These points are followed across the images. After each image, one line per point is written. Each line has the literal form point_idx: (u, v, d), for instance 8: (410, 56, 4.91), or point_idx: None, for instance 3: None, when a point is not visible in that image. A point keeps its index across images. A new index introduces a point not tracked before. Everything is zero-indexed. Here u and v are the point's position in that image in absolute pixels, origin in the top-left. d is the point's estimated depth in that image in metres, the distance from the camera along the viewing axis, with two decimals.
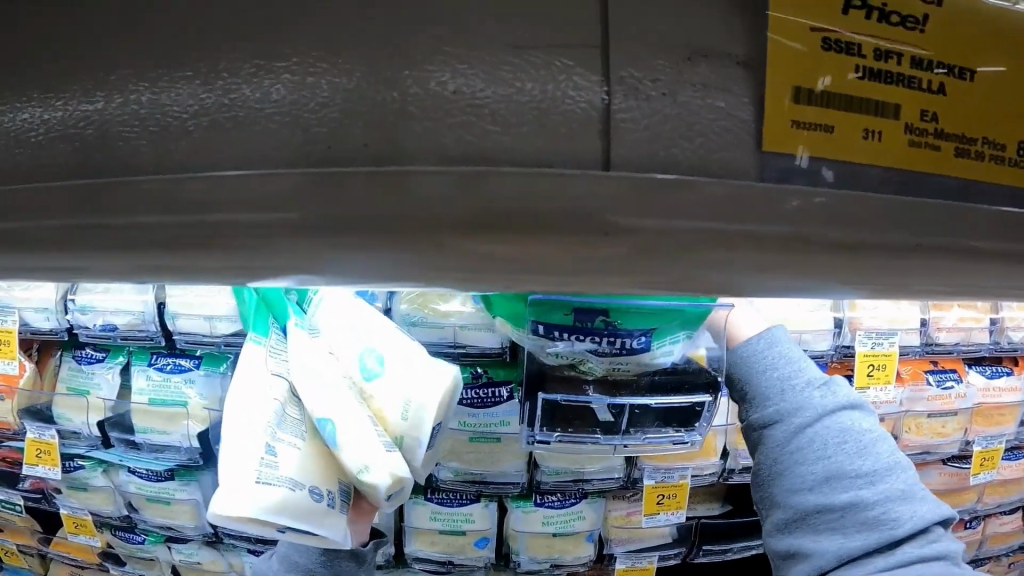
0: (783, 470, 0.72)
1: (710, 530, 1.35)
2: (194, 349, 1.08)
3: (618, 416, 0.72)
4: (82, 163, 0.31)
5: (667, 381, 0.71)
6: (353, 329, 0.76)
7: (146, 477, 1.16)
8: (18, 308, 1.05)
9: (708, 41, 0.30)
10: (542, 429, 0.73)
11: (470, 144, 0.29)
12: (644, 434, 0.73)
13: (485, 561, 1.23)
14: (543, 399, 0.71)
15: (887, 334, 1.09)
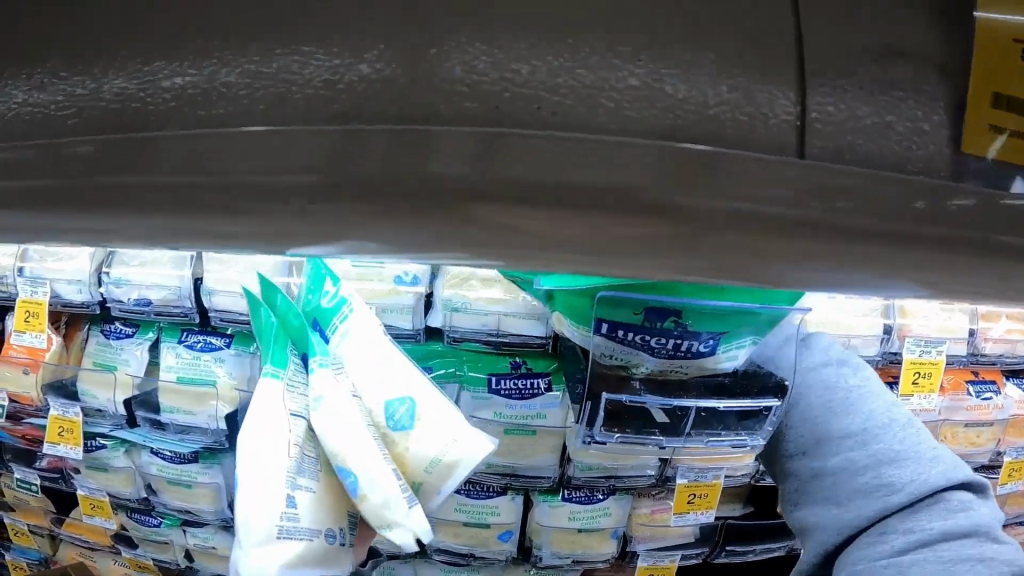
0: (786, 441, 0.78)
1: (736, 529, 1.35)
2: (226, 328, 1.07)
3: (680, 419, 0.70)
4: (200, 112, 0.29)
5: (734, 382, 0.70)
6: (380, 365, 0.70)
7: (169, 459, 1.15)
8: (50, 280, 1.06)
9: (886, 28, 0.28)
10: (600, 429, 0.71)
11: (631, 113, 0.27)
12: (706, 437, 0.72)
13: (506, 555, 1.22)
14: (606, 399, 0.68)
15: (937, 343, 1.09)
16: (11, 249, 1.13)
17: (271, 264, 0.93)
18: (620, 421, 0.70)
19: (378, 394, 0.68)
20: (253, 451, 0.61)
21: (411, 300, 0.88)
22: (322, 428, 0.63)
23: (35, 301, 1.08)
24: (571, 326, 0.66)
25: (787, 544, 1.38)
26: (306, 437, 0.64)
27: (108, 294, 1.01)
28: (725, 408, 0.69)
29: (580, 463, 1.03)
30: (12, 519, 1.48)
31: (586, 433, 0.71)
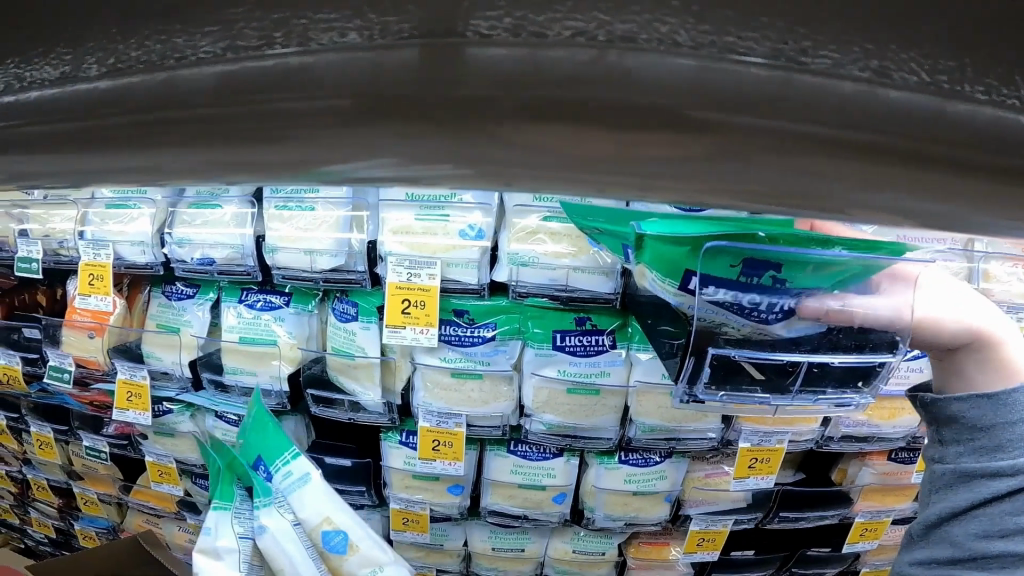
0: (966, 510, 0.63)
1: (791, 496, 1.33)
2: (283, 287, 1.06)
3: (788, 375, 0.67)
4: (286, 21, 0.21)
5: (854, 340, 0.66)
6: (327, 496, 0.86)
7: (233, 422, 1.18)
8: (114, 242, 1.08)
9: None
10: (704, 388, 0.68)
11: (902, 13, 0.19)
12: (816, 395, 0.69)
13: (559, 517, 1.21)
14: (713, 353, 0.66)
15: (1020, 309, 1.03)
16: (75, 212, 1.16)
17: (334, 221, 0.93)
18: (723, 379, 0.67)
19: (317, 524, 0.84)
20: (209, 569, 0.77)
21: (476, 254, 0.88)
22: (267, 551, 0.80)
23: (99, 264, 1.10)
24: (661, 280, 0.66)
25: (840, 514, 1.39)
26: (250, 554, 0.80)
27: (171, 254, 1.04)
28: (839, 364, 0.66)
29: (642, 425, 1.01)
30: (82, 488, 1.54)
31: (686, 392, 0.69)
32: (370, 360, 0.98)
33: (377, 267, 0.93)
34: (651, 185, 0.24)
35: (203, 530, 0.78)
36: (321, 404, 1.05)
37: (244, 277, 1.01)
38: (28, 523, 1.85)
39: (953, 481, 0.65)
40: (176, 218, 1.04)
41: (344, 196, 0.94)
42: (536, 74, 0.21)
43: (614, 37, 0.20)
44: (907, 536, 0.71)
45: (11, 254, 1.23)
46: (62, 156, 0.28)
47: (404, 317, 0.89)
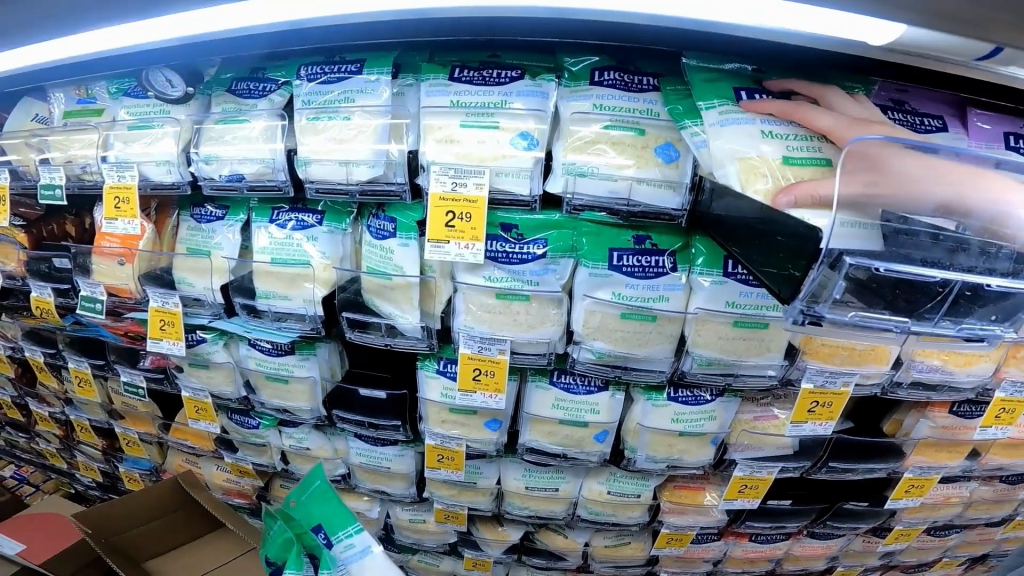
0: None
1: (843, 445, 1.27)
2: (316, 205, 1.02)
3: (930, 299, 0.67)
4: None
5: (1009, 264, 0.66)
6: (382, 565, 1.10)
7: (267, 351, 1.15)
8: (140, 162, 1.02)
9: None
10: (829, 305, 0.65)
11: None
12: (957, 323, 0.68)
13: (599, 458, 1.17)
14: (852, 264, 0.64)
15: None
16: (96, 136, 1.10)
17: (368, 131, 0.85)
18: (853, 298, 0.66)
19: None
20: None
21: (530, 163, 0.80)
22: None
23: (125, 186, 1.05)
24: (716, 107, 0.79)
25: (889, 467, 1.32)
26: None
27: (198, 173, 0.99)
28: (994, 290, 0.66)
29: (699, 358, 0.94)
30: (123, 428, 1.55)
31: (803, 309, 0.65)
32: (410, 280, 0.93)
33: (419, 177, 0.86)
34: None
35: None
36: (355, 329, 1.00)
37: (276, 193, 0.94)
38: (75, 467, 1.90)
39: None
40: (203, 135, 0.98)
41: (382, 104, 0.87)
42: None
43: None
44: None
45: (34, 182, 1.18)
46: None
47: (448, 231, 0.82)
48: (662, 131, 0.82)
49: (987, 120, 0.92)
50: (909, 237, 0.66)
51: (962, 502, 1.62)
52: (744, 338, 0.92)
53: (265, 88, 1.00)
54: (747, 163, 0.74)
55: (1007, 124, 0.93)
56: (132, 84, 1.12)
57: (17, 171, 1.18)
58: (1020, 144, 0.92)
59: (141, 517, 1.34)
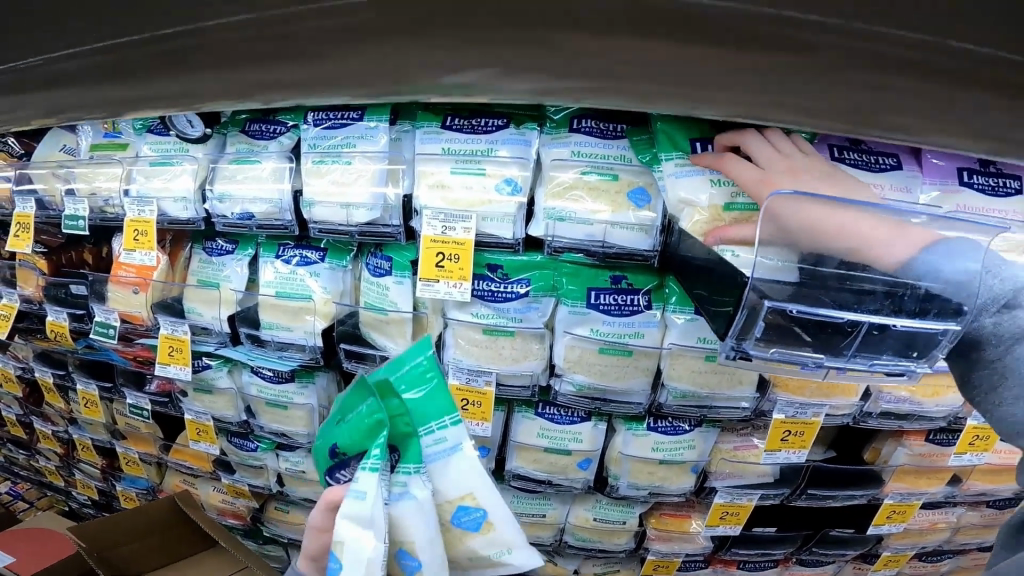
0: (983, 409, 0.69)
1: (822, 474, 1.31)
2: (319, 242, 1.10)
3: (843, 337, 0.71)
4: None
5: (915, 304, 0.69)
6: (481, 483, 0.74)
7: (268, 378, 1.21)
8: (157, 199, 1.09)
9: None
10: (753, 342, 0.72)
11: None
12: (871, 361, 0.71)
13: (583, 484, 1.21)
14: (767, 308, 0.70)
15: None
16: (118, 170, 1.18)
17: (367, 176, 0.93)
18: (772, 337, 0.71)
19: (465, 502, 0.74)
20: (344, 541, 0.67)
21: (513, 208, 0.88)
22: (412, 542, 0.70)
23: (144, 220, 1.11)
24: (673, 160, 0.88)
25: (870, 494, 1.36)
26: (388, 527, 0.69)
27: (211, 211, 1.06)
28: (901, 329, 0.69)
29: (674, 391, 1.00)
30: (125, 448, 1.59)
31: (733, 347, 0.73)
32: (404, 315, 1.00)
33: (412, 221, 0.93)
34: None
35: (344, 512, 0.67)
36: (353, 359, 1.07)
37: (282, 232, 1.02)
38: (73, 485, 1.94)
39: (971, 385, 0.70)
40: (216, 173, 1.05)
41: (381, 151, 0.95)
42: None
43: None
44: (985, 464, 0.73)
45: (58, 212, 1.27)
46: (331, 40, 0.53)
47: (438, 271, 0.90)
48: (635, 176, 0.90)
49: (943, 156, 1.00)
50: (818, 280, 0.72)
51: (949, 528, 1.64)
52: (715, 371, 0.98)
53: (275, 130, 1.07)
54: (691, 207, 0.86)
55: (962, 159, 1.00)
56: (154, 123, 1.21)
57: (43, 201, 1.27)
58: (973, 178, 1.00)
59: (136, 534, 1.39)
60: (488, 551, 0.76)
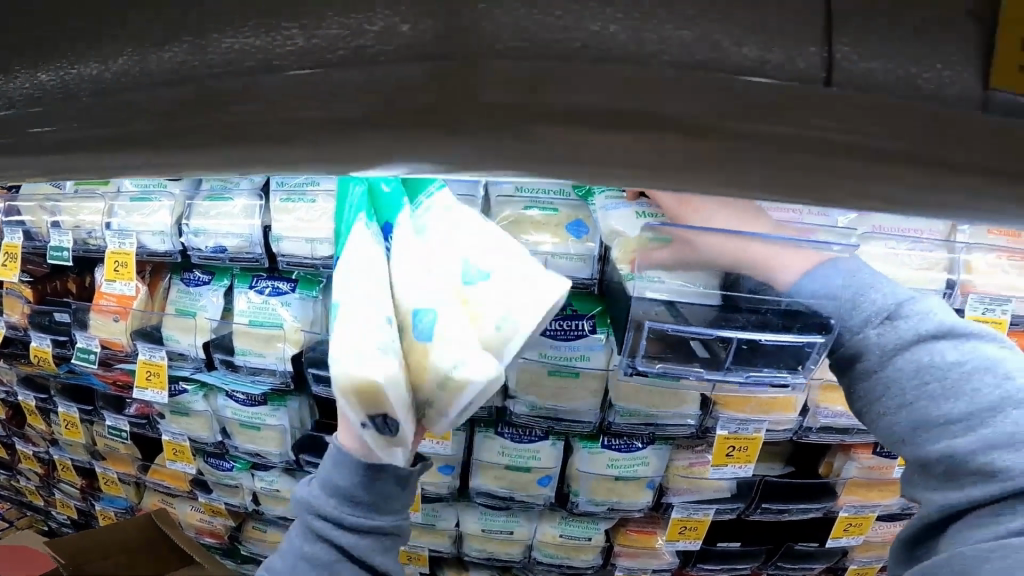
0: (870, 418, 0.74)
1: (774, 486, 1.37)
2: (290, 274, 1.17)
3: (722, 352, 0.84)
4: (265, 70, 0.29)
5: (778, 318, 0.81)
6: (477, 235, 0.71)
7: (242, 401, 1.26)
8: (137, 233, 1.16)
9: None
10: (642, 360, 0.85)
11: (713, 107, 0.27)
12: (748, 372, 0.84)
13: (544, 500, 1.27)
14: (648, 328, 0.83)
15: (1001, 301, 1.12)
16: (102, 205, 1.25)
17: (331, 212, 1.01)
18: (658, 353, 0.84)
19: (456, 263, 0.69)
20: (352, 274, 0.65)
21: None
22: (433, 348, 0.61)
23: (125, 252, 1.18)
24: (605, 193, 0.96)
25: (826, 507, 1.42)
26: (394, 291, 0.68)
27: (188, 244, 1.13)
28: (769, 343, 0.81)
29: (621, 410, 1.08)
30: (104, 468, 1.63)
31: (629, 364, 0.86)
32: None
33: None
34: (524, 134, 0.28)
35: (350, 239, 0.69)
36: (321, 383, 1.13)
37: (253, 264, 1.09)
38: (53, 505, 1.96)
39: (855, 393, 0.76)
40: (193, 210, 1.12)
41: (343, 189, 1.02)
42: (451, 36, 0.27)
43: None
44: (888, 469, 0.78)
45: (44, 243, 1.33)
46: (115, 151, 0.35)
47: None
48: (573, 210, 0.98)
49: None
50: (694, 304, 0.84)
51: None
52: (659, 390, 1.06)
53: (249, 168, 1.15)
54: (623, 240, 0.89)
55: None
56: None
57: (30, 232, 1.33)
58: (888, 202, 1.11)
59: (103, 551, 1.41)
60: (487, 332, 0.64)
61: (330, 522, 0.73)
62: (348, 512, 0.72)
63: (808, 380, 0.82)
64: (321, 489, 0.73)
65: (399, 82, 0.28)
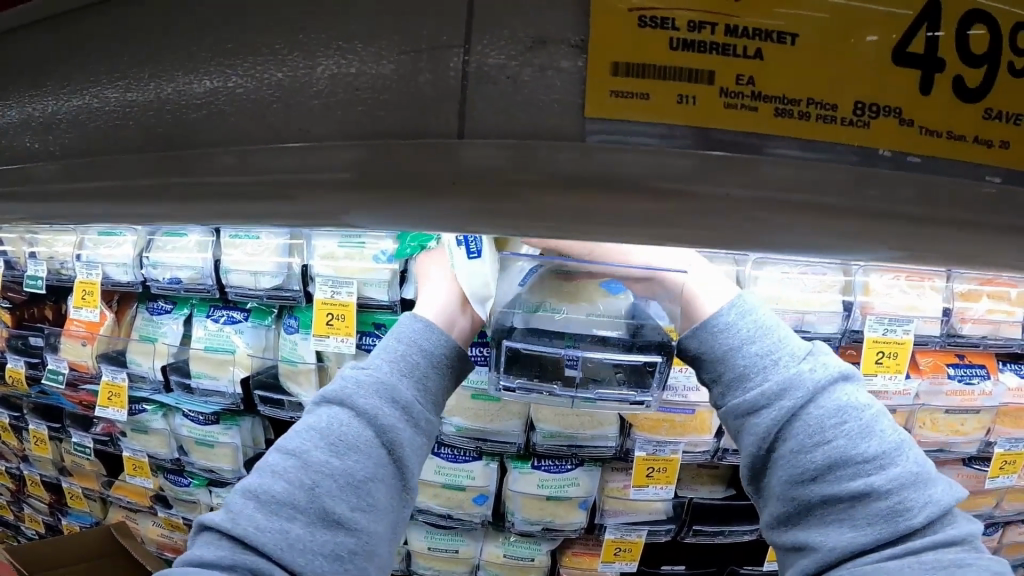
0: (779, 459, 0.71)
1: (708, 509, 1.42)
2: (244, 304, 1.27)
3: (571, 372, 0.89)
4: (127, 145, 0.39)
5: (621, 341, 0.88)
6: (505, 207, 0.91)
7: (196, 420, 1.34)
8: (103, 264, 1.26)
9: (608, 27, 0.31)
10: (506, 375, 0.91)
11: (436, 161, 0.33)
12: (597, 390, 0.90)
13: (481, 519, 1.34)
14: (506, 346, 0.88)
15: (902, 322, 1.20)
16: (74, 238, 1.36)
17: (274, 247, 1.11)
18: (517, 368, 0.91)
19: None
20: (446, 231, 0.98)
21: (387, 275, 1.05)
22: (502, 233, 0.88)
23: (90, 281, 1.28)
24: None
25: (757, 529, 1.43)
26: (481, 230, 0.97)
27: (148, 275, 1.24)
28: (608, 360, 0.88)
29: (543, 431, 1.17)
30: (71, 484, 1.71)
31: (495, 379, 0.91)
32: (309, 366, 1.16)
33: (309, 286, 1.10)
34: (301, 195, 0.36)
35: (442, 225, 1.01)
36: (268, 404, 1.21)
37: (205, 294, 1.19)
38: (22, 521, 2.02)
39: (753, 431, 0.73)
40: (153, 244, 1.23)
41: (283, 228, 1.11)
42: (241, 122, 0.36)
43: (280, 74, 0.34)
44: (756, 506, 0.78)
45: (22, 272, 1.44)
46: (25, 204, 0.44)
47: (328, 328, 1.07)
48: None
49: None
50: (543, 333, 0.89)
51: None
52: (576, 414, 1.15)
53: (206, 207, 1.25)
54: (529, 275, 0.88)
55: None
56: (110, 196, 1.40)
57: (10, 261, 1.45)
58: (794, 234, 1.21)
59: (55, 561, 1.48)
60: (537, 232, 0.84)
61: (393, 408, 0.77)
62: (416, 400, 0.80)
63: (655, 399, 0.88)
64: (394, 373, 0.80)
65: (207, 154, 0.37)
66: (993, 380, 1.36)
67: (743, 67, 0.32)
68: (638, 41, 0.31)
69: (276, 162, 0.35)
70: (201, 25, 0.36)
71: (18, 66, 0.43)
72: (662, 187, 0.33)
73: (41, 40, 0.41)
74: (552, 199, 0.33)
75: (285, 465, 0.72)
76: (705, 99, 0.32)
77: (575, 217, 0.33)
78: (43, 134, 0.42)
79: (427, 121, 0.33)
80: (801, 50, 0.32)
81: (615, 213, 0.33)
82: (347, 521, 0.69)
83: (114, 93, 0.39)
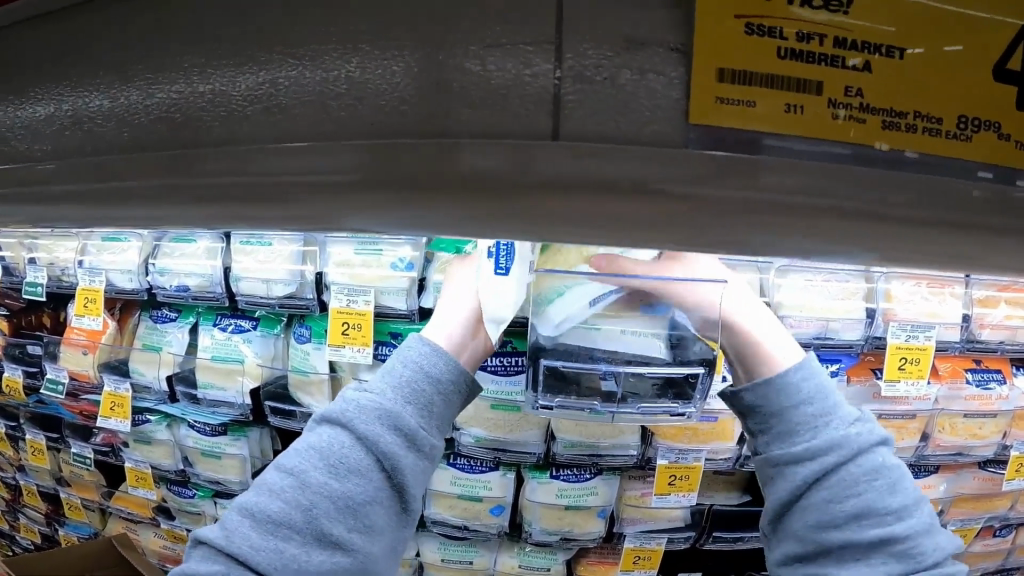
0: (807, 505, 0.69)
1: (727, 516, 1.39)
2: (253, 312, 1.23)
3: (614, 386, 0.87)
4: (161, 146, 0.35)
5: (661, 355, 0.85)
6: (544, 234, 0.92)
7: (203, 431, 1.31)
8: (105, 271, 1.22)
9: (713, 26, 0.28)
10: (543, 395, 0.87)
11: (517, 164, 0.29)
12: (639, 405, 0.87)
13: (498, 529, 1.31)
14: (543, 363, 0.85)
15: (924, 328, 1.18)
16: (76, 243, 1.31)
17: (285, 254, 1.07)
18: (554, 387, 0.88)
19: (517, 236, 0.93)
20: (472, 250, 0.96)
21: (405, 283, 1.02)
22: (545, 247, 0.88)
23: (93, 288, 1.24)
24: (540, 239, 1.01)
25: None
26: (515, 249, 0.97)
27: (154, 282, 1.19)
28: (651, 374, 0.85)
29: (564, 440, 1.14)
30: (69, 494, 1.66)
31: (532, 399, 0.87)
32: (321, 376, 1.12)
33: (323, 295, 1.07)
34: (350, 202, 0.32)
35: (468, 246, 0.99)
36: (278, 415, 1.18)
37: (214, 303, 1.15)
38: (17, 530, 1.96)
39: (789, 481, 0.70)
40: (158, 250, 1.19)
41: (296, 234, 1.08)
42: (292, 123, 0.32)
43: (343, 72, 0.31)
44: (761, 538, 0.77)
45: (21, 278, 1.39)
46: (37, 210, 0.40)
47: (344, 337, 1.04)
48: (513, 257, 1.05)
49: None
50: (578, 353, 0.86)
51: None
52: (597, 423, 1.12)
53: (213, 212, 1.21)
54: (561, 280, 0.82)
55: None
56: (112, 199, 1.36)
57: (8, 267, 1.40)
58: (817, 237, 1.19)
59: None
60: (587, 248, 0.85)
61: (399, 437, 0.73)
62: (422, 425, 0.75)
63: (699, 410, 0.85)
64: (398, 400, 0.75)
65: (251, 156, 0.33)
66: (1010, 384, 1.34)
67: (851, 78, 0.29)
68: (745, 43, 0.28)
69: (330, 166, 0.31)
70: (256, 19, 0.33)
71: (37, 58, 0.39)
72: (765, 200, 0.30)
73: (66, 30, 0.38)
74: (648, 208, 0.29)
75: (281, 484, 0.70)
76: (812, 110, 0.29)
77: (673, 228, 0.30)
78: (64, 133, 0.38)
79: (511, 124, 0.29)
80: (909, 62, 0.30)
81: (714, 223, 0.30)
82: (345, 542, 0.68)
83: (148, 91, 0.35)
